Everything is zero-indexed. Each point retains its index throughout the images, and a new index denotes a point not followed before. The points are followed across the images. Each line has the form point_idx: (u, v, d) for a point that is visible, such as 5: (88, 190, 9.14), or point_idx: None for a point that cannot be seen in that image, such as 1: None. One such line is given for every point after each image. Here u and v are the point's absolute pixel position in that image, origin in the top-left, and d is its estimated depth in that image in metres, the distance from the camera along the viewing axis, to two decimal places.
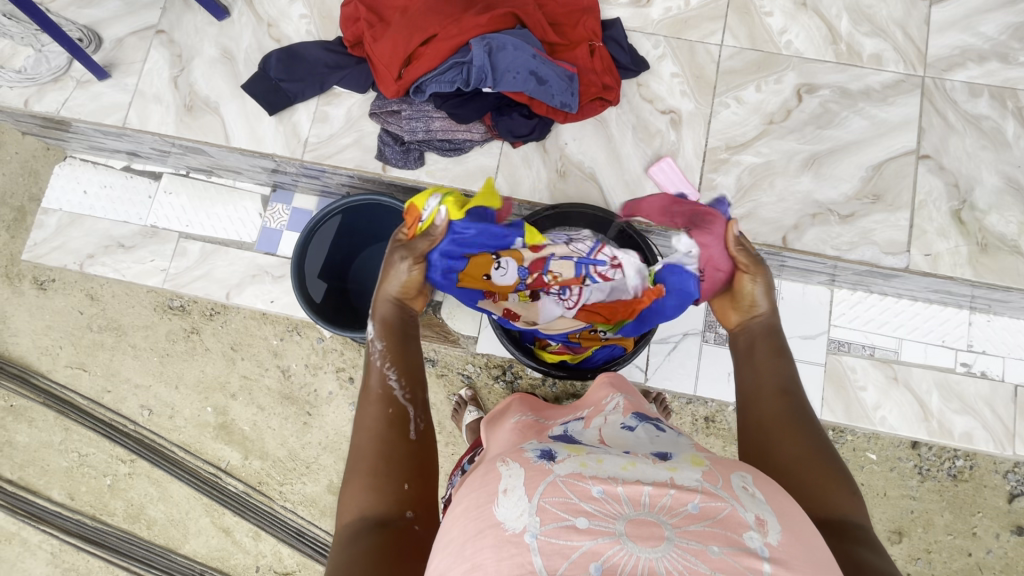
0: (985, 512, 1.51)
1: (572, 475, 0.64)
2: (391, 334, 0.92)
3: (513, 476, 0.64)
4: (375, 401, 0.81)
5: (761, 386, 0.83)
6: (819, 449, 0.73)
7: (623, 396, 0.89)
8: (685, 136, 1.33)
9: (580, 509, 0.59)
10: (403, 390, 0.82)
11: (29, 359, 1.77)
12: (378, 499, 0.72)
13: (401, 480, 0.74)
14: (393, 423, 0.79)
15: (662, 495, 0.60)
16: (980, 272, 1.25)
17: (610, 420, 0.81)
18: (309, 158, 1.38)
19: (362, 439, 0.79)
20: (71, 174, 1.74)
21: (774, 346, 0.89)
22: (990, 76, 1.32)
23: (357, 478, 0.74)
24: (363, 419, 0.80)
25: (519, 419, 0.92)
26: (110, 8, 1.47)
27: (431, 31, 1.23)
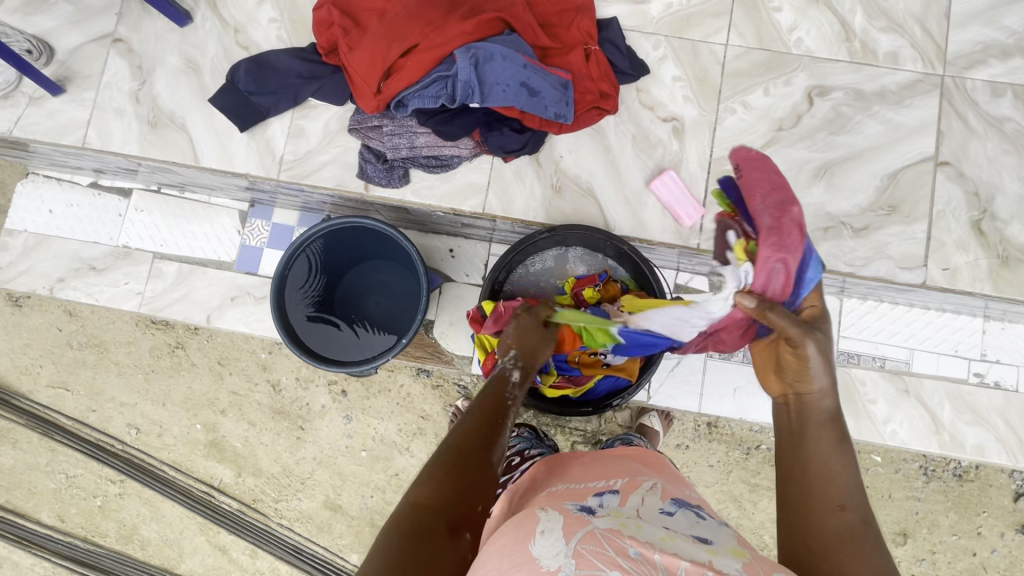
0: (997, 519, 1.47)
1: (610, 530, 0.61)
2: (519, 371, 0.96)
3: (552, 520, 0.63)
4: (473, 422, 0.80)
5: (816, 491, 0.72)
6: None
7: (662, 479, 0.78)
8: (688, 145, 1.24)
9: (616, 562, 0.56)
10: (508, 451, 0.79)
11: (8, 380, 1.69)
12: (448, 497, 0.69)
13: (475, 501, 0.70)
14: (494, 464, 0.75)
15: (699, 573, 0.56)
16: (1000, 286, 1.19)
17: (647, 501, 0.71)
18: (286, 177, 1.28)
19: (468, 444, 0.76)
20: (35, 190, 1.63)
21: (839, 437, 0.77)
22: (1013, 74, 1.23)
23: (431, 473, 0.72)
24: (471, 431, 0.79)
25: (548, 488, 0.82)
26: (62, 14, 1.35)
27: (411, 40, 1.12)
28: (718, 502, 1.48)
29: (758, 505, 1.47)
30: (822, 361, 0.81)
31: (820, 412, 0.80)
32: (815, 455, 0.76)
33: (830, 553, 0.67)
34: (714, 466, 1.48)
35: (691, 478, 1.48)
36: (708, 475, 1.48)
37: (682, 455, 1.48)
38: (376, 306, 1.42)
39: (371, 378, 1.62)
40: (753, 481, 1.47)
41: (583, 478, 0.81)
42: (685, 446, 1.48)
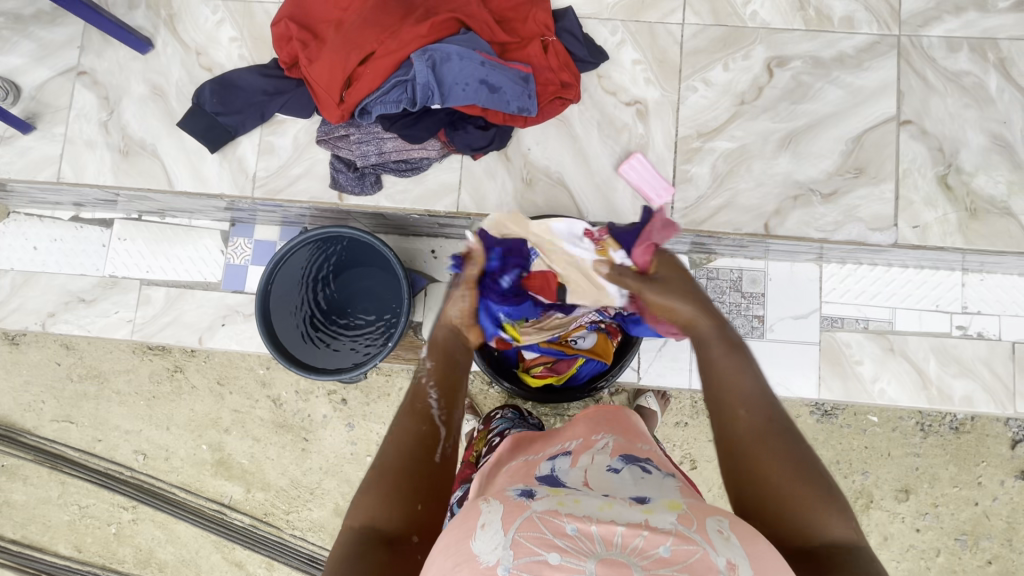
0: (996, 466, 1.45)
1: (548, 511, 0.60)
2: (443, 354, 0.86)
3: (491, 510, 0.61)
4: (406, 413, 0.75)
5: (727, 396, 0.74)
6: (792, 466, 0.67)
7: (614, 436, 0.84)
8: (653, 127, 1.26)
9: (553, 545, 0.55)
10: (442, 411, 0.75)
11: (12, 418, 1.71)
12: (386, 510, 0.67)
13: (415, 500, 0.68)
14: (419, 448, 0.72)
15: (634, 536, 0.55)
16: (971, 239, 1.21)
17: (596, 460, 0.76)
18: (261, 194, 1.31)
19: (390, 447, 0.73)
20: (19, 230, 1.65)
21: (730, 347, 0.78)
22: (968, 28, 1.24)
23: (372, 487, 0.69)
24: (394, 427, 0.74)
25: (509, 464, 0.84)
26: (25, 52, 1.36)
27: (368, 48, 1.14)
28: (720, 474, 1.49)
29: None
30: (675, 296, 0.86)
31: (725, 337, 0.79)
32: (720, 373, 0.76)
33: (744, 456, 0.69)
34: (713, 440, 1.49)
35: (691, 452, 1.49)
36: (708, 449, 1.49)
37: (681, 432, 1.49)
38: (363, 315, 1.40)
39: (368, 383, 1.64)
40: None
41: (540, 449, 0.86)
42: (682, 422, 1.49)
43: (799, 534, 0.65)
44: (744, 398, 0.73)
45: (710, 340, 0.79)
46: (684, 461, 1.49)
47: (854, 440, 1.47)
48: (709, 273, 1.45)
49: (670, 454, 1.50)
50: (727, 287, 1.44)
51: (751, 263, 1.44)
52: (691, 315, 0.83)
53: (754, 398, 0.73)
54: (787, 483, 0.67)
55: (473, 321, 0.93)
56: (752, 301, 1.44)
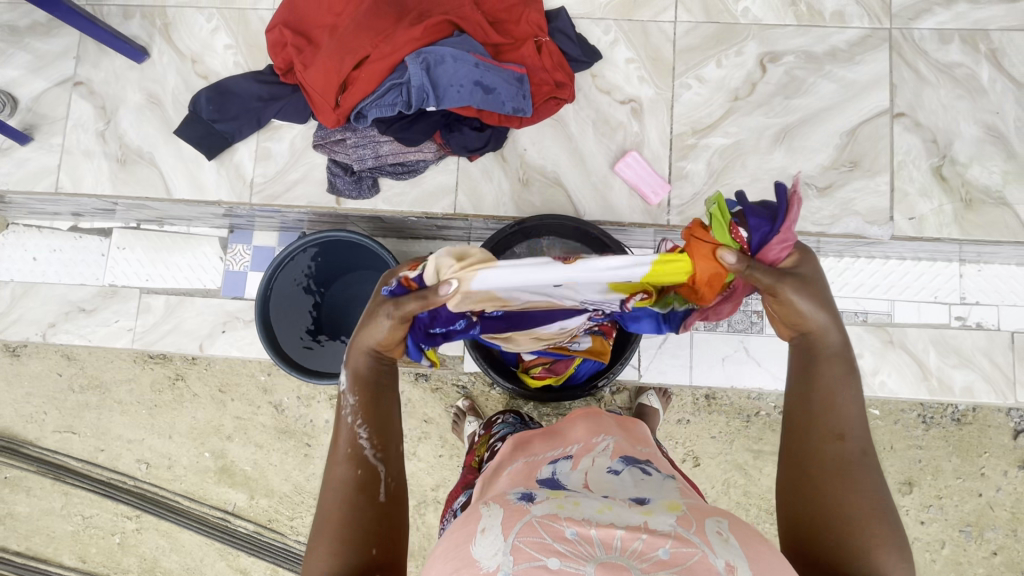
0: (999, 457, 1.45)
1: (547, 515, 0.59)
2: (363, 386, 0.75)
3: (491, 517, 0.60)
4: (337, 463, 0.69)
5: (818, 416, 0.66)
6: (873, 506, 0.62)
7: (614, 438, 0.84)
8: (648, 125, 1.26)
9: (552, 549, 0.55)
10: (374, 447, 0.70)
11: (14, 430, 1.71)
12: (337, 563, 0.64)
13: (367, 544, 0.65)
14: (362, 489, 0.68)
15: (633, 538, 0.55)
16: (967, 230, 1.21)
17: (596, 463, 0.76)
18: (259, 200, 1.31)
19: (328, 499, 0.68)
20: (17, 241, 1.65)
21: (840, 369, 0.68)
22: (959, 19, 1.25)
23: (320, 541, 0.65)
24: (329, 476, 0.69)
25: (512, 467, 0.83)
26: (21, 64, 1.37)
27: (363, 52, 1.14)
28: (723, 471, 1.49)
29: (763, 471, 1.48)
30: (814, 301, 0.71)
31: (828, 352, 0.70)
32: (825, 392, 0.67)
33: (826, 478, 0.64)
34: (715, 437, 1.49)
35: (693, 449, 1.49)
36: (710, 445, 1.49)
37: (683, 430, 1.49)
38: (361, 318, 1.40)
39: None
40: (756, 446, 1.48)
41: (542, 450, 0.86)
42: (684, 418, 1.49)
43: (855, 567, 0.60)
44: (839, 420, 0.66)
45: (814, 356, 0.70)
46: (687, 458, 1.49)
47: None
48: None
49: (673, 451, 1.50)
50: None
51: None
52: (823, 322, 0.70)
53: (855, 423, 0.65)
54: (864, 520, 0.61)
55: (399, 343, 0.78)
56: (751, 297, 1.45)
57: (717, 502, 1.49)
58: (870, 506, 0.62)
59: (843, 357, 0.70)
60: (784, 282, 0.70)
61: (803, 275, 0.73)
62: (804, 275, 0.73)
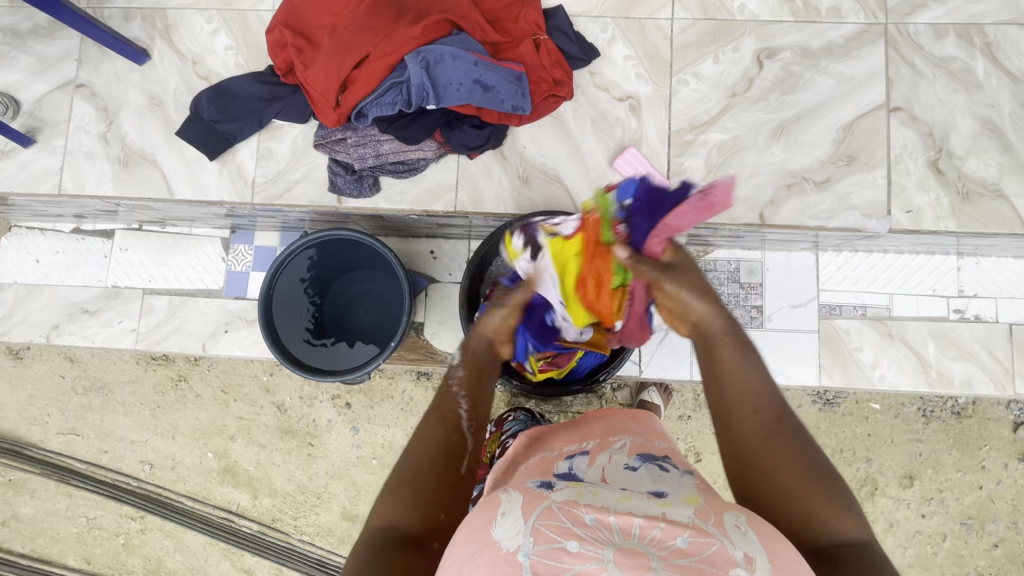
0: (999, 449, 1.46)
1: (567, 502, 0.60)
2: (473, 366, 0.89)
3: (511, 500, 0.61)
4: (437, 420, 0.76)
5: (731, 398, 0.73)
6: (804, 468, 0.67)
7: (632, 435, 0.84)
8: (646, 121, 1.27)
9: (572, 533, 0.56)
10: (472, 420, 0.78)
11: (18, 432, 1.72)
12: (409, 514, 0.68)
13: (439, 508, 0.69)
14: (449, 454, 0.74)
15: (652, 527, 0.56)
16: (964, 222, 1.22)
17: (614, 458, 0.77)
18: (261, 200, 1.32)
19: (414, 451, 0.74)
20: (20, 244, 1.66)
21: (743, 349, 0.77)
22: (954, 14, 1.26)
23: (395, 488, 0.70)
24: (422, 431, 0.76)
25: (529, 460, 0.84)
26: (22, 67, 1.38)
27: (362, 51, 1.15)
28: None
29: None
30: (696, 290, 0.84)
31: (727, 331, 0.80)
32: (729, 374, 0.75)
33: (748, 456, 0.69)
34: None
35: (695, 444, 1.50)
36: (712, 441, 1.50)
37: (685, 426, 1.50)
38: (366, 315, 1.43)
39: (373, 385, 1.65)
40: None
41: (557, 446, 0.87)
42: (685, 413, 1.50)
43: (805, 531, 0.64)
44: (746, 400, 0.72)
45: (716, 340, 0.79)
46: (689, 454, 1.50)
47: (857, 427, 1.48)
48: (706, 265, 1.46)
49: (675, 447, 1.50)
50: (724, 279, 1.45)
51: (748, 254, 1.46)
52: (708, 309, 0.82)
53: (763, 400, 0.72)
54: (800, 484, 0.66)
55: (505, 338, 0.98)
56: (750, 292, 1.45)
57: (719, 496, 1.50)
58: (802, 468, 0.67)
59: (741, 337, 0.79)
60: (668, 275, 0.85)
61: (678, 267, 0.87)
62: (675, 267, 0.88)
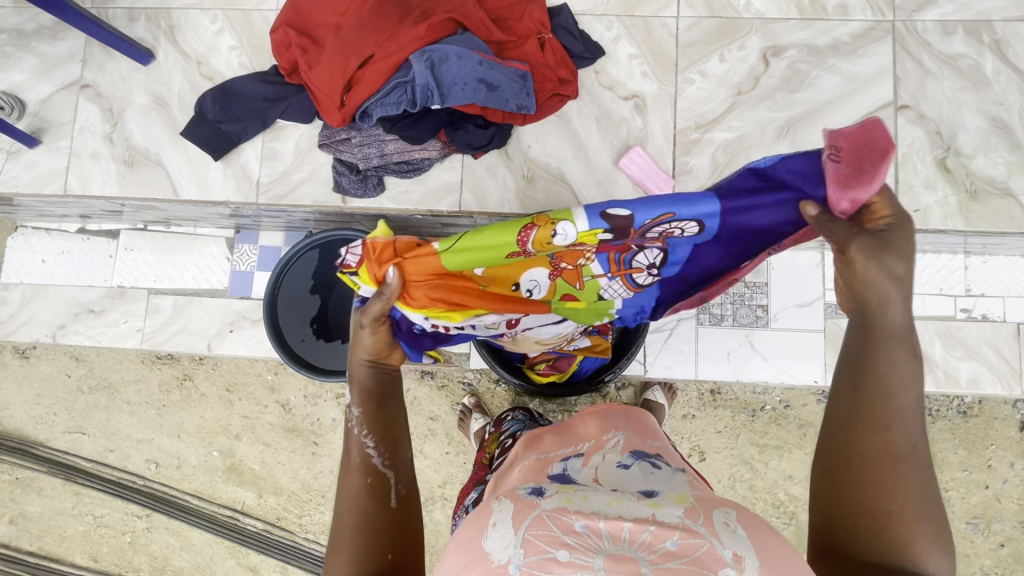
0: (1006, 449, 1.45)
1: (557, 509, 0.60)
2: (366, 395, 0.79)
3: (502, 510, 0.61)
4: (350, 473, 0.72)
5: (866, 405, 0.61)
6: (915, 500, 0.58)
7: (624, 433, 0.83)
8: (651, 120, 1.27)
9: (562, 541, 0.55)
10: (382, 455, 0.73)
11: (25, 431, 1.73)
12: (355, 574, 0.65)
13: (383, 550, 0.67)
14: (376, 496, 0.70)
15: (642, 530, 0.55)
16: (972, 221, 1.21)
17: (606, 458, 0.76)
18: (265, 200, 1.32)
19: (343, 509, 0.70)
20: (26, 244, 1.67)
21: (904, 351, 0.62)
22: (962, 10, 1.25)
23: (338, 552, 0.67)
24: (343, 487, 0.72)
25: (525, 463, 0.84)
26: (27, 68, 1.38)
27: (367, 51, 1.15)
28: (729, 465, 1.49)
29: (769, 464, 1.48)
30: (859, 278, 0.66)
31: (889, 329, 0.63)
32: (877, 375, 0.62)
33: (860, 465, 0.60)
34: (721, 431, 1.49)
35: (699, 444, 1.50)
36: (716, 440, 1.49)
37: (689, 425, 1.50)
38: None
39: None
40: (761, 441, 1.48)
41: (552, 446, 0.86)
42: (689, 411, 1.50)
43: (886, 556, 0.57)
44: (891, 409, 0.60)
45: (872, 335, 0.64)
46: (693, 453, 1.50)
47: None
48: None
49: (679, 447, 1.50)
50: None
51: None
52: (890, 297, 0.63)
53: (909, 416, 0.60)
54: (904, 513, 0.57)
55: (393, 351, 0.85)
56: (755, 291, 1.45)
57: (724, 496, 1.49)
58: (910, 499, 0.58)
59: (910, 341, 0.63)
60: (859, 247, 0.65)
61: (881, 239, 0.65)
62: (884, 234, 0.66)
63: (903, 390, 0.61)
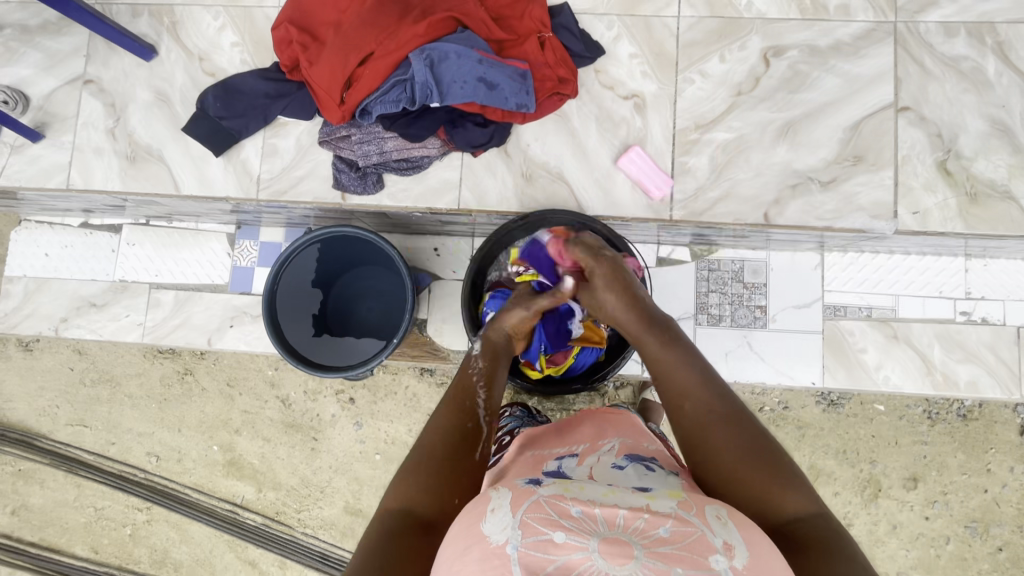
0: (1005, 452, 1.45)
1: (554, 496, 0.60)
2: (493, 358, 0.98)
3: (500, 495, 0.61)
4: (451, 410, 0.82)
5: (674, 394, 0.81)
6: (747, 450, 0.73)
7: (621, 437, 0.84)
8: (651, 120, 1.27)
9: (558, 524, 0.56)
10: (489, 409, 0.85)
11: (28, 423, 1.75)
12: (426, 499, 0.72)
13: (452, 494, 0.73)
14: (463, 441, 0.79)
15: (636, 517, 0.56)
16: (972, 224, 1.21)
17: (602, 459, 0.77)
18: (266, 196, 1.32)
19: (430, 438, 0.79)
20: (29, 238, 1.68)
21: (669, 342, 0.89)
22: (965, 12, 1.24)
23: (406, 479, 0.73)
24: (435, 422, 0.81)
25: (520, 459, 0.84)
26: (31, 63, 1.39)
27: (367, 49, 1.16)
28: None
29: None
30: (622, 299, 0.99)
31: (665, 331, 0.91)
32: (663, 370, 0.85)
33: (694, 443, 0.76)
34: None
35: None
36: None
37: None
38: (368, 311, 1.44)
39: (376, 381, 1.66)
40: None
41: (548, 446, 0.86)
42: None
43: (759, 509, 0.69)
44: (689, 393, 0.80)
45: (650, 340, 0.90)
46: None
47: (860, 428, 1.47)
48: (711, 264, 1.46)
49: None
50: (727, 279, 1.45)
51: (752, 254, 1.45)
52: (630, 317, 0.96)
53: (702, 387, 0.80)
54: (744, 466, 0.72)
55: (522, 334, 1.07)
56: (754, 292, 1.45)
57: None
58: (753, 451, 0.73)
59: (675, 333, 0.90)
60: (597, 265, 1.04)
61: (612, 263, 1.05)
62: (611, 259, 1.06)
63: (689, 375, 0.82)
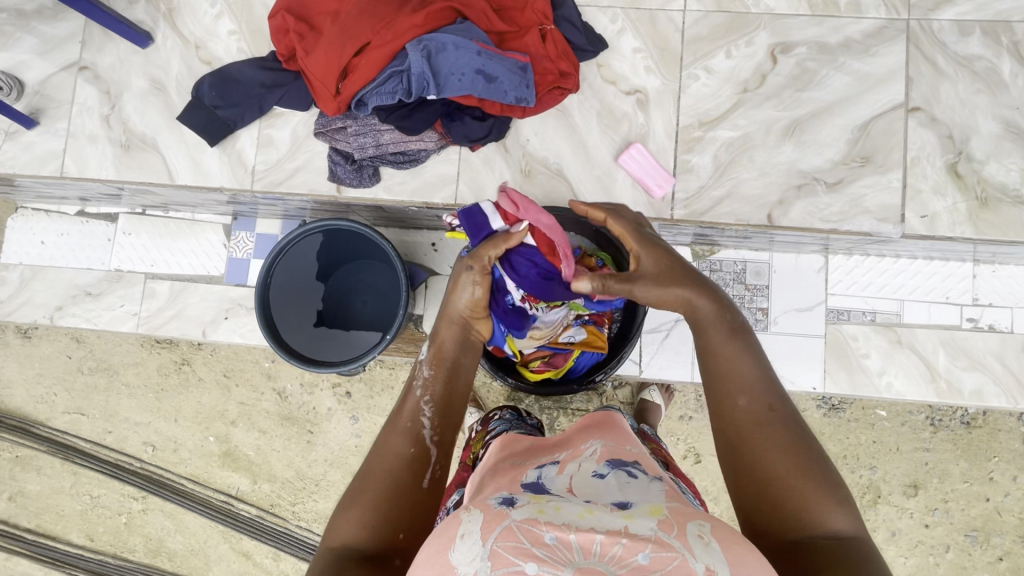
0: (1009, 462, 1.42)
1: (527, 519, 0.58)
2: (441, 361, 0.85)
3: (471, 519, 0.59)
4: (397, 434, 0.75)
5: (722, 389, 0.73)
6: (795, 456, 0.67)
7: (603, 441, 0.81)
8: (653, 117, 1.24)
9: (531, 554, 0.53)
10: (434, 431, 0.76)
11: (25, 410, 1.74)
12: (369, 532, 0.68)
13: (396, 529, 0.69)
14: (411, 467, 0.73)
15: (613, 544, 0.54)
16: (981, 229, 1.18)
17: (582, 466, 0.74)
18: (261, 187, 1.31)
19: (376, 463, 0.74)
20: (26, 225, 1.67)
21: (729, 332, 0.77)
22: (981, 10, 1.21)
23: (354, 507, 0.70)
24: (383, 444, 0.75)
25: (502, 467, 0.82)
26: (27, 48, 1.37)
27: (363, 39, 1.13)
28: None
29: None
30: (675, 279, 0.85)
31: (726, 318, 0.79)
32: (719, 359, 0.75)
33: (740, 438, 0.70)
34: None
35: (695, 446, 1.48)
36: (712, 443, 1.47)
37: (685, 427, 1.48)
38: (363, 306, 1.41)
39: (372, 375, 1.64)
40: None
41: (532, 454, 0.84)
42: (686, 412, 1.48)
43: (794, 520, 0.65)
44: (741, 386, 0.72)
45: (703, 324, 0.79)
46: (688, 455, 1.48)
47: (862, 434, 1.45)
48: (712, 265, 1.43)
49: (674, 448, 1.48)
50: (729, 280, 1.42)
51: (755, 255, 1.42)
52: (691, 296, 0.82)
53: (756, 386, 0.72)
54: (789, 472, 0.67)
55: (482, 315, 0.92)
56: (756, 294, 1.42)
57: (718, 498, 1.48)
58: (796, 459, 0.67)
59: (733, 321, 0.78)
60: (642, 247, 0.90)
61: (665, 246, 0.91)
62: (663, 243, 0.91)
63: (740, 367, 0.74)
